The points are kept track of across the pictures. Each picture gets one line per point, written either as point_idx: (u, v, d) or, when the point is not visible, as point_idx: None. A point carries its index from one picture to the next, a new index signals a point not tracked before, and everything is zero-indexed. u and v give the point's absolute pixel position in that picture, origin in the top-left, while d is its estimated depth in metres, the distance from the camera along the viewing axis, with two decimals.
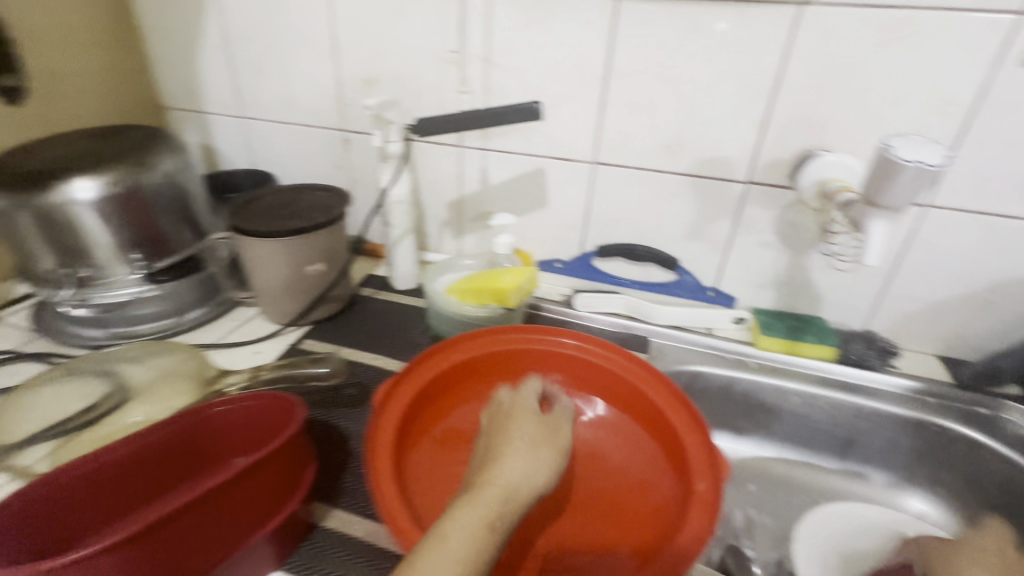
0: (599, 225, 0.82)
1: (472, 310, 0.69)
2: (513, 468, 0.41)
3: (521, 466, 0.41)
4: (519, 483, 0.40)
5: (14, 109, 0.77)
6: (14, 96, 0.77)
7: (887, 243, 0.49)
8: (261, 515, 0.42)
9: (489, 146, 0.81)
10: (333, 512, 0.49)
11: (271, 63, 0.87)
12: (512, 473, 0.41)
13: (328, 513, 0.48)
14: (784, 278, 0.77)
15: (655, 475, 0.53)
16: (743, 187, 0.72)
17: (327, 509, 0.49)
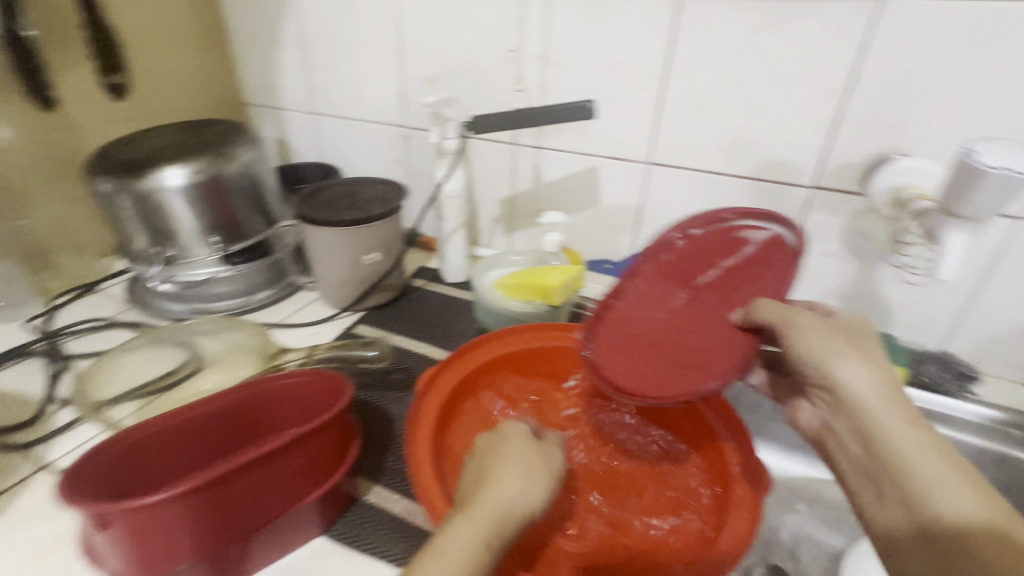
0: (651, 227, 0.81)
1: (518, 306, 0.70)
2: (507, 471, 0.42)
3: (515, 466, 0.42)
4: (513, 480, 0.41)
5: (120, 105, 0.84)
6: (111, 92, 0.82)
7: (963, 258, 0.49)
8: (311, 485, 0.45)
9: (543, 144, 0.82)
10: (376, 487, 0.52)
11: (340, 62, 0.92)
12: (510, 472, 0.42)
13: (370, 489, 0.51)
14: (850, 290, 0.72)
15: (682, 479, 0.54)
16: (808, 192, 0.69)
17: (369, 485, 0.52)
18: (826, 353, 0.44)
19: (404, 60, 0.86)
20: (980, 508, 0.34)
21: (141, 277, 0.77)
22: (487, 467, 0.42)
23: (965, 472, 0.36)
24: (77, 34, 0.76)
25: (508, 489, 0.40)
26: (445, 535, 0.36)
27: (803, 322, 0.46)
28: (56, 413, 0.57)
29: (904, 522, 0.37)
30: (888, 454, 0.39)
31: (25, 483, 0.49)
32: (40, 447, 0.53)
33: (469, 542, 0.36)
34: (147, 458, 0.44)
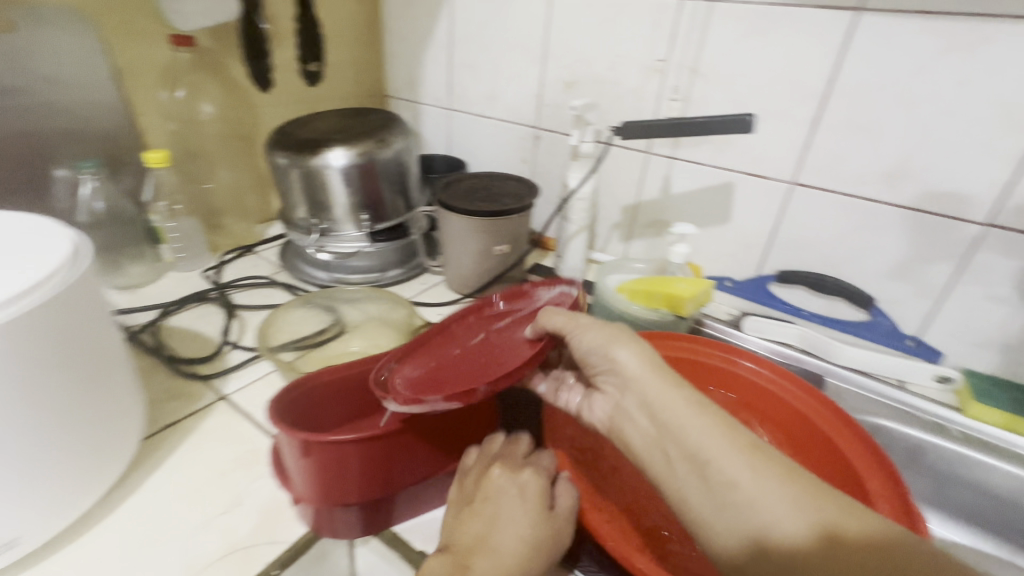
0: (784, 249, 0.78)
1: (641, 312, 0.70)
2: (504, 539, 0.42)
3: (511, 533, 0.42)
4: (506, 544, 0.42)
5: (306, 89, 0.97)
6: (308, 78, 0.96)
7: None
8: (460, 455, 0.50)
9: (678, 155, 0.81)
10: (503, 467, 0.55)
11: (484, 62, 0.97)
12: (508, 538, 0.42)
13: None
14: (1016, 342, 0.65)
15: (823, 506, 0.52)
16: (979, 229, 0.63)
17: None
18: (605, 349, 0.46)
19: (547, 63, 0.89)
20: (805, 520, 0.33)
21: (296, 245, 0.85)
22: (493, 531, 0.43)
23: (775, 470, 0.36)
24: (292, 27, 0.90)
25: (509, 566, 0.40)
26: None
27: (583, 323, 0.48)
28: (229, 352, 0.65)
29: (720, 518, 0.36)
30: (685, 439, 0.39)
31: (207, 408, 0.57)
32: (218, 380, 0.60)
33: None
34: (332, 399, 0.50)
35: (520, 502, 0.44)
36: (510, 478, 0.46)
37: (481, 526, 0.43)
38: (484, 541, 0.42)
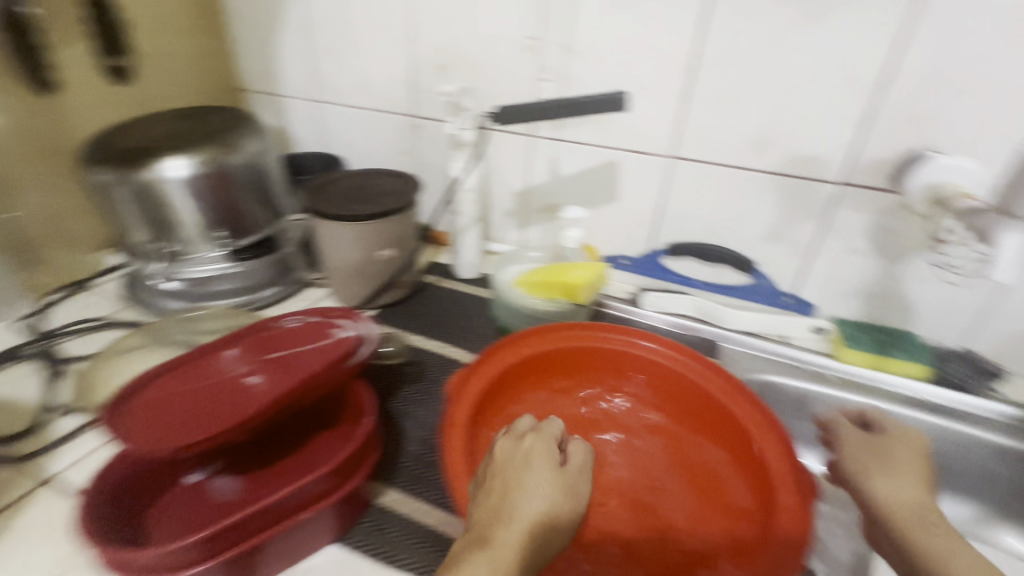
0: (671, 222, 0.79)
1: (539, 304, 0.68)
2: (534, 499, 0.39)
3: (539, 497, 0.39)
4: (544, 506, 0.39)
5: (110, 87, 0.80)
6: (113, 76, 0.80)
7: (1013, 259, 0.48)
8: (327, 484, 0.42)
9: (561, 136, 0.79)
10: (391, 493, 0.49)
11: (347, 47, 0.88)
12: (537, 501, 0.39)
13: (384, 491, 0.49)
14: (874, 288, 0.72)
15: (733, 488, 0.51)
16: (836, 188, 0.68)
17: (384, 488, 0.50)
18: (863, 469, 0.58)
19: (416, 46, 0.82)
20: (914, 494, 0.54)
21: (142, 272, 0.73)
22: (517, 491, 0.39)
23: (902, 480, 0.55)
24: (72, 10, 0.71)
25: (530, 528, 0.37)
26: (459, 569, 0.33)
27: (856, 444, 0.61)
28: (56, 421, 0.54)
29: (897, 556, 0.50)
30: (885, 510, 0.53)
31: (23, 501, 0.47)
32: (39, 459, 0.50)
33: None
34: (179, 403, 0.45)
35: (548, 467, 0.42)
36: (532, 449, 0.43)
37: (510, 490, 0.40)
38: (509, 507, 0.38)
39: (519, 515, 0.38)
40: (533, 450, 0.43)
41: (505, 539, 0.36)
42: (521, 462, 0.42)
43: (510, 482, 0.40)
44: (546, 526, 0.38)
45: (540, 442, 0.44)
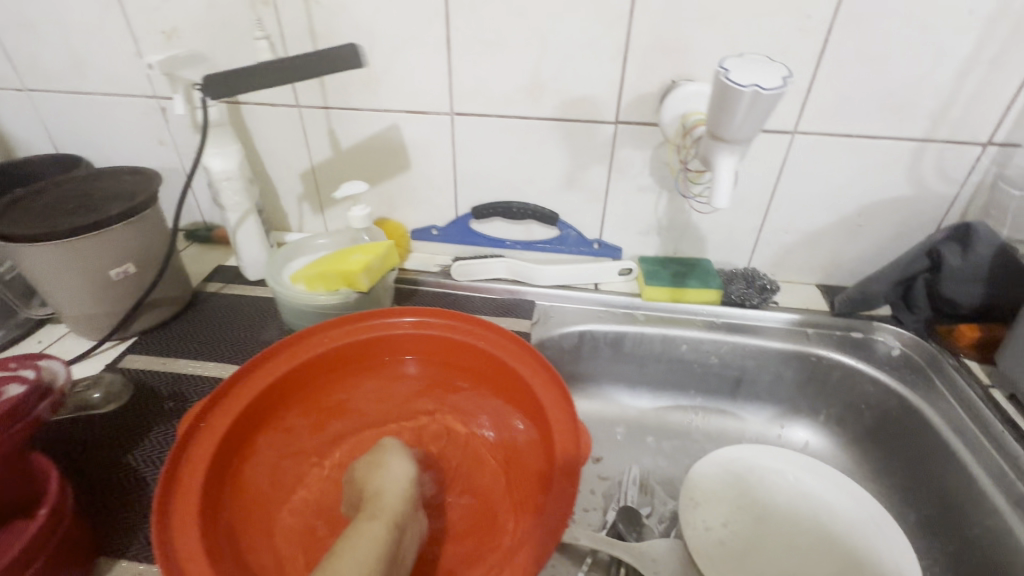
0: (469, 184, 0.74)
1: (321, 298, 0.60)
2: (392, 480, 0.46)
3: (399, 476, 0.46)
4: (404, 482, 0.46)
5: None
6: None
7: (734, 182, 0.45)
8: None
9: (330, 104, 0.70)
10: (121, 563, 0.42)
11: (41, 17, 0.69)
12: (398, 482, 0.46)
13: (113, 567, 0.42)
14: (666, 222, 0.73)
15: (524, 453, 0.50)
16: (612, 128, 0.66)
17: (114, 560, 0.42)
18: None
19: (128, 10, 0.67)
20: None
21: None
22: (376, 477, 0.46)
23: None
24: None
25: (400, 500, 0.44)
26: (347, 545, 0.40)
27: None
28: None
29: None
30: None
31: None
32: None
33: (372, 550, 0.39)
34: None
35: (401, 455, 0.49)
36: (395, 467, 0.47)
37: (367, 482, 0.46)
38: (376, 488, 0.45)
39: (386, 490, 0.45)
40: (376, 453, 0.49)
41: (389, 517, 0.42)
42: (376, 459, 0.48)
43: (369, 472, 0.47)
44: (412, 501, 0.45)
45: (394, 444, 0.50)
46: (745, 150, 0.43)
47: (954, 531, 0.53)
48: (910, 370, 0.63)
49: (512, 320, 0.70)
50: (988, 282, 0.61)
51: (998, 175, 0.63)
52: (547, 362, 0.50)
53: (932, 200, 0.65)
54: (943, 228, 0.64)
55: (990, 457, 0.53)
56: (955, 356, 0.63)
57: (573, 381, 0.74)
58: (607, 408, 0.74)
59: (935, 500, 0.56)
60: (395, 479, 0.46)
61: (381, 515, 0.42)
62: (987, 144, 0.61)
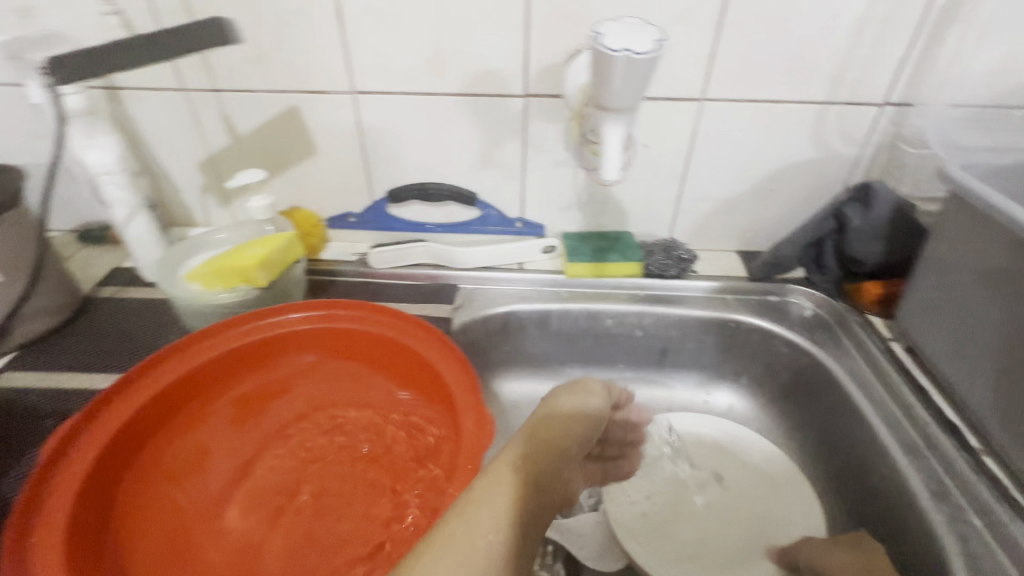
0: (381, 167, 0.71)
1: (218, 297, 0.56)
2: (567, 413, 0.45)
3: (562, 408, 0.45)
4: (576, 415, 0.46)
5: None
6: None
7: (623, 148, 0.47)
8: None
9: (220, 86, 0.65)
10: None
11: None
12: (562, 412, 0.45)
13: None
14: (586, 196, 0.72)
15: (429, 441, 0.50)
16: (522, 101, 0.64)
17: None
18: None
19: None
20: None
21: None
22: (559, 416, 0.45)
23: None
24: None
25: (563, 428, 0.44)
26: (472, 501, 0.37)
27: None
28: None
29: None
30: None
31: None
32: None
33: (503, 500, 0.37)
34: None
35: (585, 387, 0.48)
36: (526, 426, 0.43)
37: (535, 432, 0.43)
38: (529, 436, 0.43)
39: (559, 413, 0.45)
40: (595, 386, 0.49)
41: (523, 475, 0.40)
42: (562, 393, 0.47)
43: (550, 407, 0.46)
44: (574, 437, 0.45)
45: (598, 393, 0.48)
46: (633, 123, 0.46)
47: (857, 480, 0.55)
48: (820, 330, 0.65)
49: (433, 306, 0.68)
50: (888, 240, 0.63)
51: (895, 135, 0.64)
52: (453, 344, 0.51)
53: (837, 162, 0.67)
54: (845, 190, 0.66)
55: (888, 409, 0.55)
56: (861, 313, 0.65)
57: (502, 364, 0.73)
58: (539, 387, 0.74)
59: (842, 453, 0.58)
60: (564, 407, 0.46)
61: (514, 467, 0.40)
62: (884, 104, 0.62)
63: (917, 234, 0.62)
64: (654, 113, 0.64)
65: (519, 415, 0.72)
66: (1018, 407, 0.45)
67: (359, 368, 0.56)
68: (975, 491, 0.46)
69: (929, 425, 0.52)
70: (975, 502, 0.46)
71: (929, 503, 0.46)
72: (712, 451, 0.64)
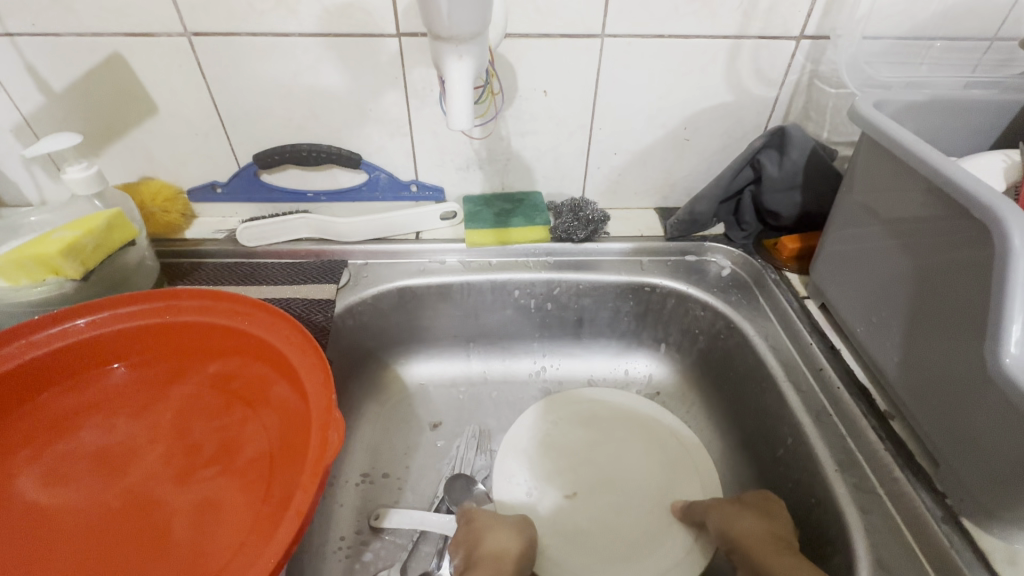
0: (242, 127, 0.60)
1: (21, 292, 0.46)
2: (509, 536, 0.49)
3: (507, 540, 0.49)
4: (519, 532, 0.50)
5: None
6: None
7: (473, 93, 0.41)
8: None
9: (14, 28, 0.52)
10: None
11: None
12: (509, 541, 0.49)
13: None
14: (485, 154, 0.64)
15: (282, 439, 0.42)
16: (395, 42, 0.54)
17: None
18: None
19: None
20: None
21: None
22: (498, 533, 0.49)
23: None
24: None
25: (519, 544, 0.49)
26: None
27: None
28: None
29: None
30: None
31: None
32: None
33: None
34: None
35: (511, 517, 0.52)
36: (508, 534, 0.49)
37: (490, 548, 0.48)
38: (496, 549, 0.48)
39: (500, 527, 0.50)
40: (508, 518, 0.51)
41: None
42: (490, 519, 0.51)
43: (482, 527, 0.50)
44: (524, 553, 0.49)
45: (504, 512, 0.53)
46: (486, 60, 0.41)
47: (768, 449, 0.53)
48: (736, 290, 0.61)
49: (314, 287, 0.60)
50: (805, 188, 0.59)
51: (813, 74, 0.59)
52: (307, 331, 0.44)
53: (754, 105, 0.61)
54: (761, 135, 0.61)
55: (799, 371, 0.52)
56: (778, 270, 0.61)
57: (405, 345, 0.66)
58: (447, 368, 0.68)
59: (754, 421, 0.55)
60: (494, 524, 0.50)
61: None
62: (800, 38, 0.56)
63: (835, 181, 0.58)
64: (550, 53, 0.56)
65: (426, 398, 0.66)
66: (923, 363, 0.42)
67: (207, 366, 0.47)
68: (880, 459, 0.44)
69: (839, 389, 0.49)
70: (879, 469, 0.43)
71: (835, 475, 0.44)
72: (620, 424, 0.61)
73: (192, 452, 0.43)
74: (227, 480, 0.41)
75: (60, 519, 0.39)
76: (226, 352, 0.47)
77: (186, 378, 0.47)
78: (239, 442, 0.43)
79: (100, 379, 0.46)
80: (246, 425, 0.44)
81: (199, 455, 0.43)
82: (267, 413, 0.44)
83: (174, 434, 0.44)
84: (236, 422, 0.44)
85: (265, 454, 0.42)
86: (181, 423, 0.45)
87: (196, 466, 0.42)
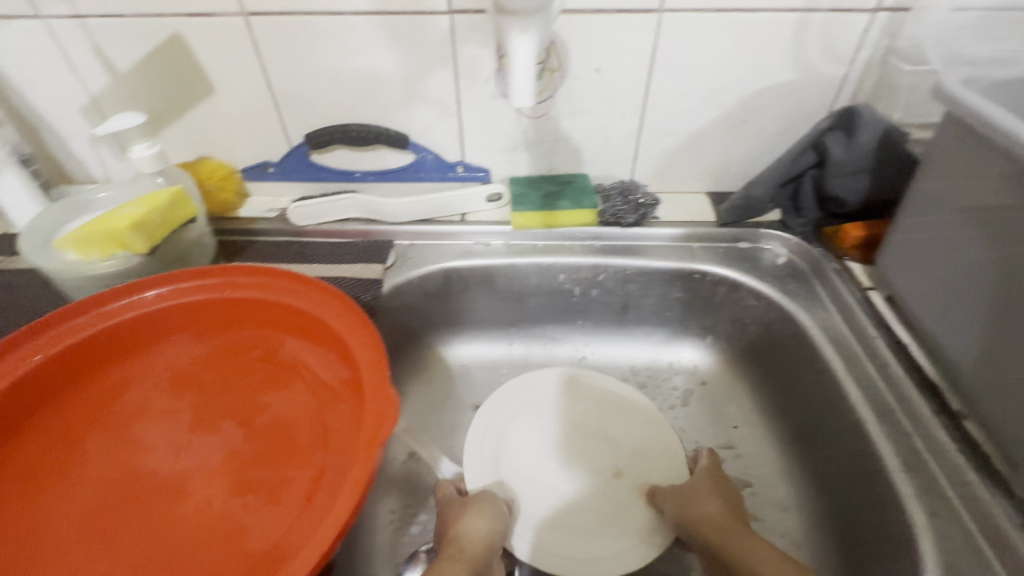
0: (295, 107, 0.61)
1: (95, 266, 0.48)
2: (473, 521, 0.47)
3: (472, 523, 0.47)
4: (484, 516, 0.48)
5: None
6: None
7: (536, 71, 0.41)
8: None
9: (83, 9, 0.54)
10: None
11: None
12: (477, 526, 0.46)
13: None
14: (533, 134, 0.63)
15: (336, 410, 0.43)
16: (447, 19, 0.54)
17: None
18: None
19: None
20: None
21: None
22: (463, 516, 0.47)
23: None
24: None
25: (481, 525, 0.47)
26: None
27: None
28: None
29: None
30: None
31: None
32: None
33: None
34: None
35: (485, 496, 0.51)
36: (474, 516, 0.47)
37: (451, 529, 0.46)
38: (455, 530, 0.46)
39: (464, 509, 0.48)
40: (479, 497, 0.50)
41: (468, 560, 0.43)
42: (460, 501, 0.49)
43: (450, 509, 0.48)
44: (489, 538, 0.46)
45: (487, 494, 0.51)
46: (550, 38, 0.40)
47: (822, 444, 0.51)
48: (792, 279, 0.59)
49: (362, 266, 0.60)
50: (874, 173, 0.55)
51: (889, 49, 0.55)
52: (360, 309, 0.44)
53: (820, 84, 0.58)
54: (827, 116, 0.57)
55: (860, 365, 0.49)
56: (838, 259, 0.58)
57: (448, 326, 0.66)
58: (489, 350, 0.68)
59: (807, 415, 0.53)
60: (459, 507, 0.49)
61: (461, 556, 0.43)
62: (876, 10, 0.52)
63: (907, 166, 0.54)
64: (604, 30, 0.54)
65: (468, 379, 0.66)
66: (1002, 362, 0.39)
67: (262, 339, 0.49)
68: (950, 459, 0.42)
69: (905, 385, 0.47)
70: (949, 468, 0.41)
71: (899, 474, 0.42)
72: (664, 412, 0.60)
73: (248, 423, 0.45)
74: (285, 449, 0.43)
75: (134, 479, 0.41)
76: (281, 326, 0.48)
77: (244, 351, 0.49)
78: (292, 415, 0.45)
79: (164, 348, 0.49)
80: (300, 398, 0.45)
81: (255, 426, 0.45)
82: (321, 386, 0.45)
83: (234, 402, 0.46)
84: (291, 394, 0.46)
85: (320, 425, 0.43)
86: (242, 393, 0.46)
87: (256, 433, 0.44)
